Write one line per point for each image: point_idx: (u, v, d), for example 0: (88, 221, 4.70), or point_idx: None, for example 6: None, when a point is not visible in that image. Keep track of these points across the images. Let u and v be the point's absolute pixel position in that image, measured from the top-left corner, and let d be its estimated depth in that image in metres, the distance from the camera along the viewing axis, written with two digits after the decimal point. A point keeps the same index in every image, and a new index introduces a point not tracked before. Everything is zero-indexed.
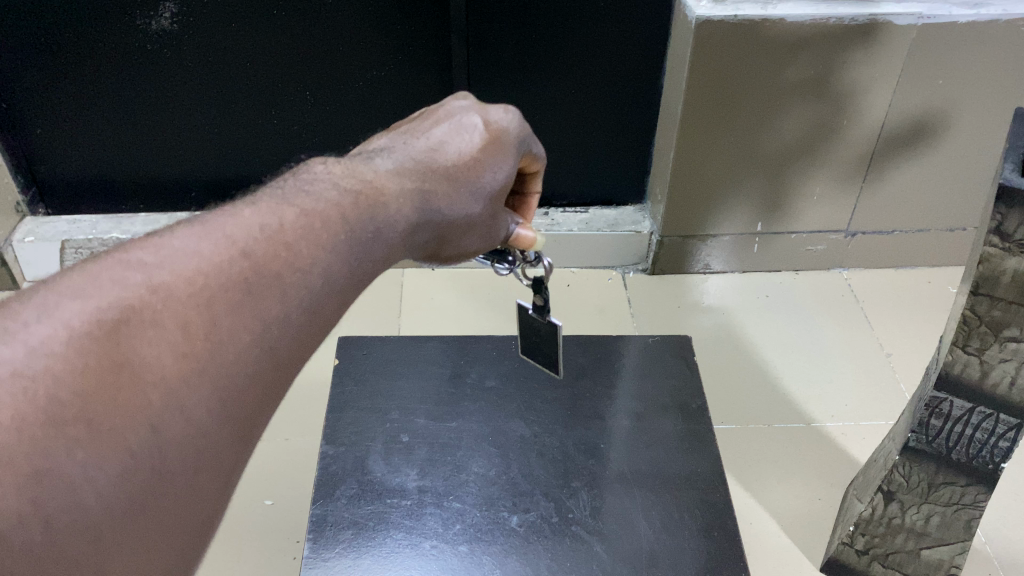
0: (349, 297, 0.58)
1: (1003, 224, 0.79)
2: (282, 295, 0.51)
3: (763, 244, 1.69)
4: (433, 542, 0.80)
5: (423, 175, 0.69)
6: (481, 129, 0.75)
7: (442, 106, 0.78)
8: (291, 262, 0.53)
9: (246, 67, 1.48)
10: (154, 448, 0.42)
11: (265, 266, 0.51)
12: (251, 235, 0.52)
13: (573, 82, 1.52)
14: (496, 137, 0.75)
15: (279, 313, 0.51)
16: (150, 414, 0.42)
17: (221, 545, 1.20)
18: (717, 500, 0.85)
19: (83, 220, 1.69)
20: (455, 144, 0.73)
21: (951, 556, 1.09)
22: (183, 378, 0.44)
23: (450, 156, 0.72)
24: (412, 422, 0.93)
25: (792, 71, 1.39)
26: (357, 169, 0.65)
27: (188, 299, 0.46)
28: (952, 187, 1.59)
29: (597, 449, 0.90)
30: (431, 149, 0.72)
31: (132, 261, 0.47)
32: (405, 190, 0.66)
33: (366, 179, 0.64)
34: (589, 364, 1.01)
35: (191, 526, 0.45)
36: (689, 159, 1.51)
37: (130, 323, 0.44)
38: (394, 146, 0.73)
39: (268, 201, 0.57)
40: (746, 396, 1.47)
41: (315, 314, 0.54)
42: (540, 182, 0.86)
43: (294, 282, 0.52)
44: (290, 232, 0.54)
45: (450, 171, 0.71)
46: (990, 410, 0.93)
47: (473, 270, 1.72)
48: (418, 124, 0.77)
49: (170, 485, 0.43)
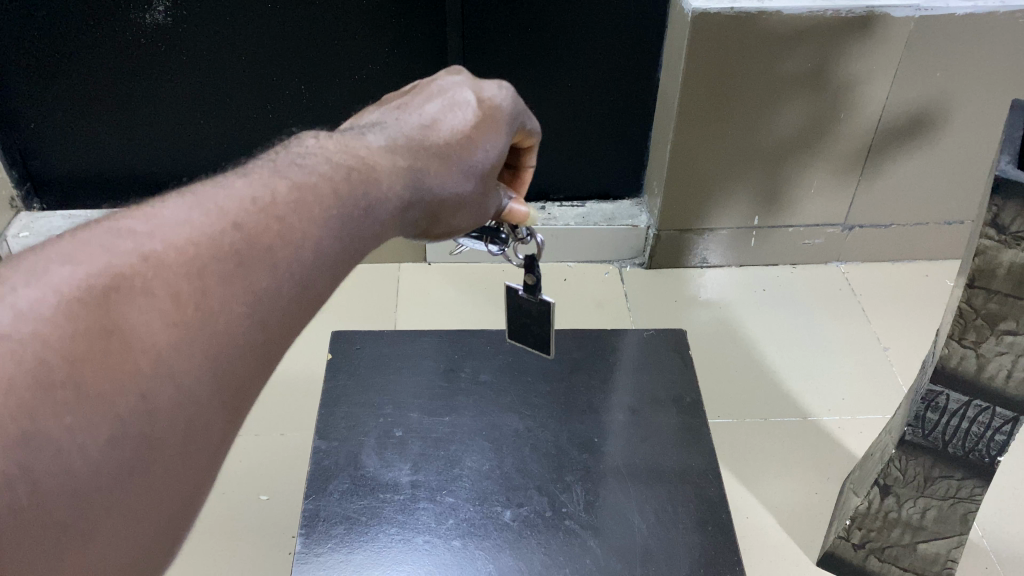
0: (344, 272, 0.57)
1: (999, 217, 0.79)
2: (273, 268, 0.50)
3: (761, 237, 1.69)
4: (425, 537, 0.79)
5: (416, 153, 0.68)
6: (474, 105, 0.74)
7: (433, 84, 0.77)
8: (284, 234, 0.52)
9: (240, 59, 1.47)
10: (143, 415, 0.42)
11: (255, 240, 0.50)
12: (243, 206, 0.51)
13: (570, 74, 1.51)
14: (489, 115, 0.74)
15: (270, 286, 0.50)
16: (141, 381, 0.42)
17: (217, 541, 1.20)
18: (712, 495, 0.84)
19: (78, 215, 1.69)
20: (448, 121, 0.72)
21: (947, 549, 1.08)
22: (174, 346, 0.44)
23: (443, 134, 0.71)
24: (406, 416, 0.92)
25: (789, 63, 1.38)
26: (350, 143, 0.65)
27: (179, 268, 0.46)
28: (950, 180, 1.59)
29: (592, 443, 0.90)
30: (424, 126, 0.71)
31: (122, 230, 0.47)
32: (398, 167, 0.66)
33: (358, 154, 0.64)
34: (584, 359, 1.01)
35: (183, 496, 0.45)
36: (685, 150, 1.50)
37: (120, 290, 0.43)
38: (387, 121, 0.72)
39: (261, 173, 0.56)
40: (744, 390, 1.47)
41: (308, 288, 0.53)
42: (534, 156, 0.85)
43: (287, 255, 0.51)
44: (282, 205, 0.53)
45: (443, 149, 0.70)
46: (986, 403, 0.92)
47: (471, 265, 1.72)
48: (411, 99, 0.76)
49: (160, 453, 0.43)
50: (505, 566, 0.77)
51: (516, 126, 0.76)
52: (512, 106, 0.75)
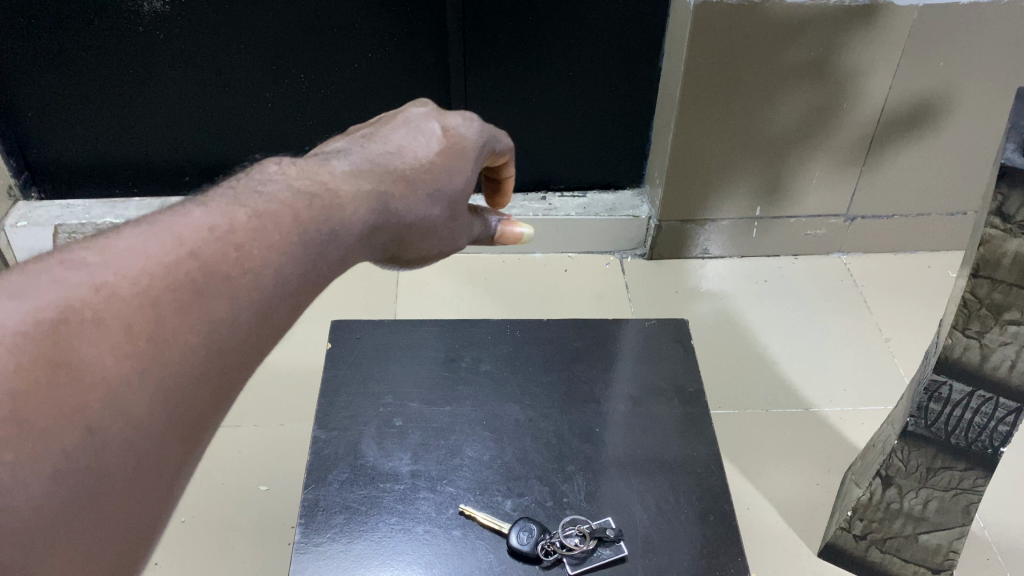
0: (306, 299, 0.56)
1: (1004, 206, 0.78)
2: (231, 297, 0.49)
3: (763, 228, 1.68)
4: (425, 526, 0.79)
5: (382, 176, 0.67)
6: (438, 135, 0.73)
7: (399, 114, 0.75)
8: (243, 263, 0.51)
9: (239, 48, 1.46)
10: (90, 451, 0.40)
11: (214, 268, 0.49)
12: (200, 234, 0.51)
13: (570, 63, 1.51)
14: (456, 147, 0.73)
15: (226, 315, 0.49)
16: (88, 415, 0.40)
17: (216, 532, 1.20)
18: (713, 485, 0.84)
19: (76, 204, 1.68)
20: (413, 148, 0.71)
21: (949, 541, 1.08)
22: (126, 378, 0.43)
23: (408, 160, 0.70)
24: (406, 406, 0.92)
25: (791, 53, 1.37)
26: (313, 169, 0.63)
27: (133, 299, 0.45)
28: (953, 171, 1.58)
29: (593, 432, 0.89)
30: (389, 152, 0.69)
31: (74, 262, 0.45)
32: (362, 192, 0.63)
33: (322, 180, 0.62)
34: (585, 349, 1.00)
35: (134, 531, 0.43)
36: (687, 140, 1.50)
37: (70, 323, 0.42)
38: (352, 148, 0.70)
39: (221, 201, 0.55)
40: (746, 380, 1.47)
41: (267, 316, 0.52)
42: (512, 167, 0.86)
43: (244, 283, 0.50)
44: (242, 233, 0.52)
45: (409, 173, 0.69)
46: (990, 394, 0.92)
47: (472, 257, 1.72)
48: (374, 130, 0.74)
49: (109, 489, 0.41)
50: (520, 560, 0.76)
51: (481, 158, 0.76)
52: (479, 143, 0.76)
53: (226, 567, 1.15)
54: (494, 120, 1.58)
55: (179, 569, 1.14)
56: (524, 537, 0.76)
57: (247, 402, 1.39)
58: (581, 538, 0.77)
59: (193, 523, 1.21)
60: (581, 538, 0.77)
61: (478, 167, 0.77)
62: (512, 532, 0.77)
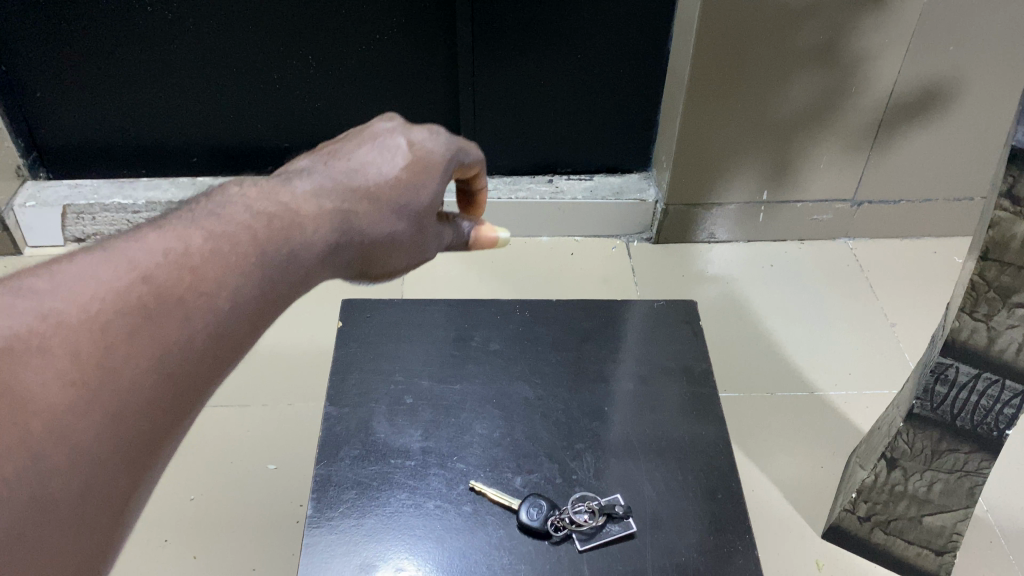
0: (265, 318, 0.56)
1: (1014, 188, 0.79)
2: (186, 319, 0.50)
3: (769, 213, 1.68)
4: (436, 502, 0.79)
5: (344, 195, 0.66)
6: (404, 150, 0.72)
7: (367, 129, 0.75)
8: (197, 286, 0.51)
9: (248, 28, 1.46)
10: (36, 476, 0.40)
11: (167, 292, 0.49)
12: (154, 259, 0.51)
13: (579, 46, 1.50)
14: (422, 162, 0.72)
15: (181, 338, 0.49)
16: (31, 442, 0.41)
17: (227, 509, 1.21)
18: (722, 463, 0.85)
19: (85, 184, 1.67)
20: (377, 165, 0.70)
21: (953, 522, 1.07)
22: (72, 404, 0.43)
23: (372, 178, 0.69)
24: (416, 383, 0.92)
25: (802, 37, 1.37)
26: (274, 190, 0.62)
27: (82, 326, 0.45)
28: (960, 156, 1.58)
29: (601, 411, 0.90)
30: (353, 170, 0.69)
31: (23, 288, 0.45)
32: (323, 212, 0.63)
33: (281, 202, 0.61)
34: (594, 329, 1.00)
35: (88, 553, 0.43)
36: (695, 124, 1.49)
37: (12, 351, 0.42)
38: (316, 167, 0.69)
39: (176, 226, 0.55)
40: (752, 364, 1.47)
41: (225, 337, 0.52)
42: (485, 179, 0.85)
43: (199, 305, 0.51)
44: (197, 256, 0.52)
45: (372, 190, 0.68)
46: (996, 376, 0.92)
47: (479, 240, 1.72)
48: (342, 144, 0.74)
49: (56, 514, 0.41)
50: (528, 535, 0.77)
51: (450, 170, 0.75)
52: (447, 155, 0.74)
53: (236, 544, 1.16)
54: (502, 103, 1.58)
55: (190, 547, 1.16)
56: (534, 513, 0.77)
57: (255, 383, 1.39)
58: (590, 514, 0.78)
59: (203, 501, 1.22)
60: (590, 515, 0.78)
61: (449, 179, 0.75)
62: (522, 509, 0.77)
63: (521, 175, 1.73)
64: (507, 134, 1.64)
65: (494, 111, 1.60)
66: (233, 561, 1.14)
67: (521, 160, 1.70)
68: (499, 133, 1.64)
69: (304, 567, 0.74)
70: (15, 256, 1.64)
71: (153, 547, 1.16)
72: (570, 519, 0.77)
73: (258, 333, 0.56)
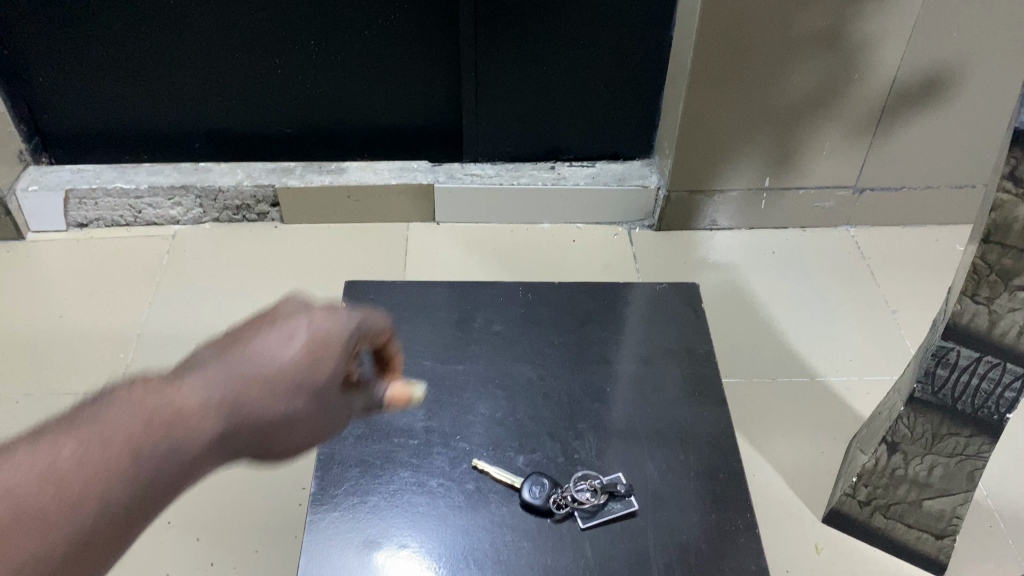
0: (138, 521, 0.54)
1: (1017, 170, 0.79)
2: (45, 538, 0.48)
3: (771, 200, 1.68)
4: (439, 480, 0.80)
5: (235, 386, 0.61)
6: (308, 331, 0.66)
7: (276, 306, 0.68)
8: (64, 499, 0.50)
9: (250, 13, 1.46)
10: None
11: (21, 514, 0.48)
12: (13, 476, 0.49)
13: (581, 31, 1.50)
14: (324, 341, 0.66)
15: (36, 560, 0.48)
16: None
17: (230, 491, 1.21)
18: (723, 443, 0.85)
19: (87, 169, 1.67)
20: (275, 351, 0.64)
21: (953, 506, 1.08)
22: None
23: (268, 367, 0.63)
24: (420, 363, 0.93)
25: (804, 24, 1.37)
26: (159, 390, 0.58)
27: None
28: (963, 143, 1.58)
29: (603, 391, 0.90)
30: (248, 358, 0.63)
31: None
32: (208, 409, 0.59)
33: (162, 403, 0.57)
34: (596, 311, 1.01)
35: None
36: (697, 111, 1.49)
37: None
38: (211, 357, 0.63)
39: (47, 435, 0.52)
40: (753, 350, 1.48)
41: (92, 542, 0.51)
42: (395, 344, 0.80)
43: (62, 521, 0.49)
44: (62, 470, 0.50)
45: (267, 378, 0.63)
46: (997, 360, 0.92)
47: (480, 226, 1.71)
48: (245, 324, 0.67)
49: None
50: (530, 513, 0.78)
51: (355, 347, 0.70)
52: (353, 329, 0.70)
53: (238, 526, 1.17)
54: (504, 89, 1.58)
55: (193, 528, 1.16)
56: (536, 491, 0.78)
57: None
58: (592, 492, 0.78)
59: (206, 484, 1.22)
60: (592, 493, 0.78)
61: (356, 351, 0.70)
62: (525, 487, 0.78)
63: (523, 161, 1.72)
64: (509, 121, 1.64)
65: (496, 97, 1.60)
66: (236, 542, 1.15)
67: (523, 146, 1.70)
68: (501, 120, 1.64)
69: (308, 542, 0.75)
70: (18, 242, 1.62)
71: (156, 529, 1.16)
72: (572, 497, 0.78)
73: (131, 534, 0.54)
